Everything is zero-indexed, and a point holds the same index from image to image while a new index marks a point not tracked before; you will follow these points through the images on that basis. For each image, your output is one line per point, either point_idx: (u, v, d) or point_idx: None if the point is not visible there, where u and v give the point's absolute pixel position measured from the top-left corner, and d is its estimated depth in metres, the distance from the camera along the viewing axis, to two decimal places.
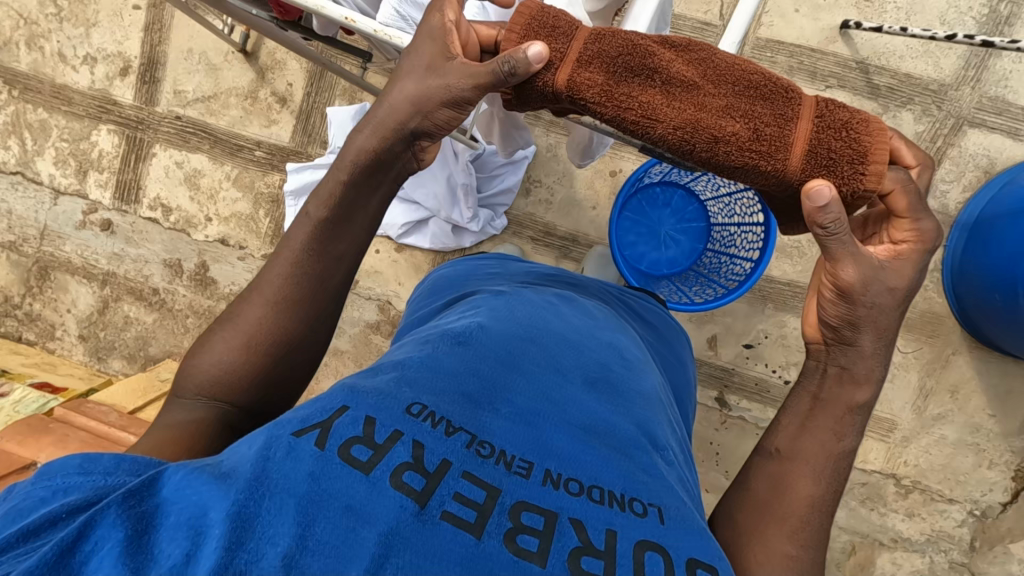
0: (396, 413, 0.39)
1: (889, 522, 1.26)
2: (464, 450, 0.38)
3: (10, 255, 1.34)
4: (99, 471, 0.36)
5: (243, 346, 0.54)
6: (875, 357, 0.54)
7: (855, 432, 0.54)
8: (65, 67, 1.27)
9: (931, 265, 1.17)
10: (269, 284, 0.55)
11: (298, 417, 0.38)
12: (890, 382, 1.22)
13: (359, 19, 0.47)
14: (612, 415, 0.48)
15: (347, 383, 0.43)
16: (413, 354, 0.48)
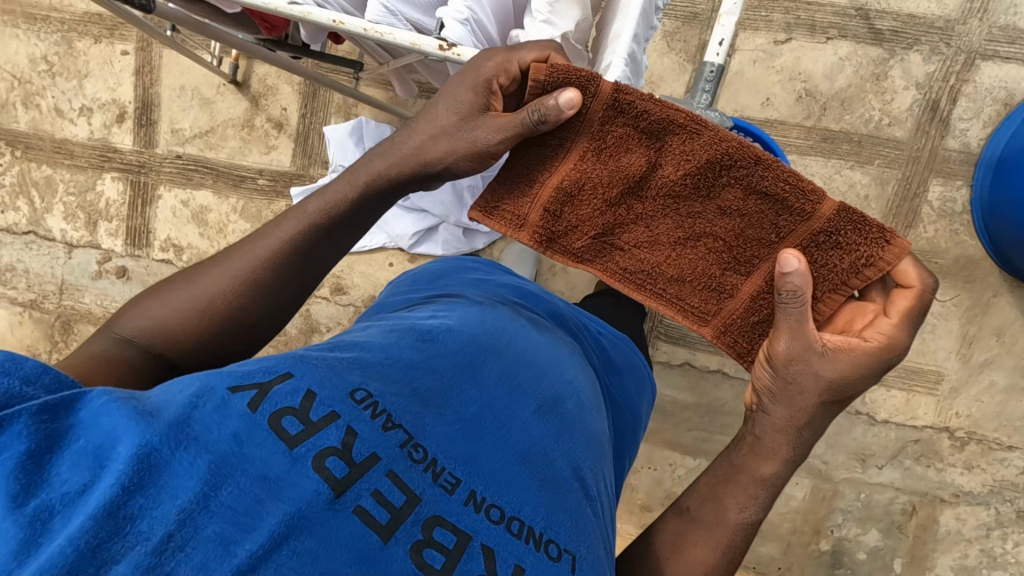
0: (339, 395, 0.41)
1: (948, 477, 1.21)
2: (396, 450, 0.40)
3: (32, 313, 1.35)
4: (19, 374, 0.34)
5: (198, 308, 0.56)
6: (788, 436, 0.60)
7: (757, 506, 0.61)
8: (63, 121, 1.28)
9: (959, 208, 1.13)
10: (241, 260, 0.57)
11: (240, 373, 0.40)
12: (931, 333, 1.18)
13: (348, 19, 0.44)
14: (553, 446, 0.49)
15: (301, 352, 0.44)
16: (375, 340, 0.50)
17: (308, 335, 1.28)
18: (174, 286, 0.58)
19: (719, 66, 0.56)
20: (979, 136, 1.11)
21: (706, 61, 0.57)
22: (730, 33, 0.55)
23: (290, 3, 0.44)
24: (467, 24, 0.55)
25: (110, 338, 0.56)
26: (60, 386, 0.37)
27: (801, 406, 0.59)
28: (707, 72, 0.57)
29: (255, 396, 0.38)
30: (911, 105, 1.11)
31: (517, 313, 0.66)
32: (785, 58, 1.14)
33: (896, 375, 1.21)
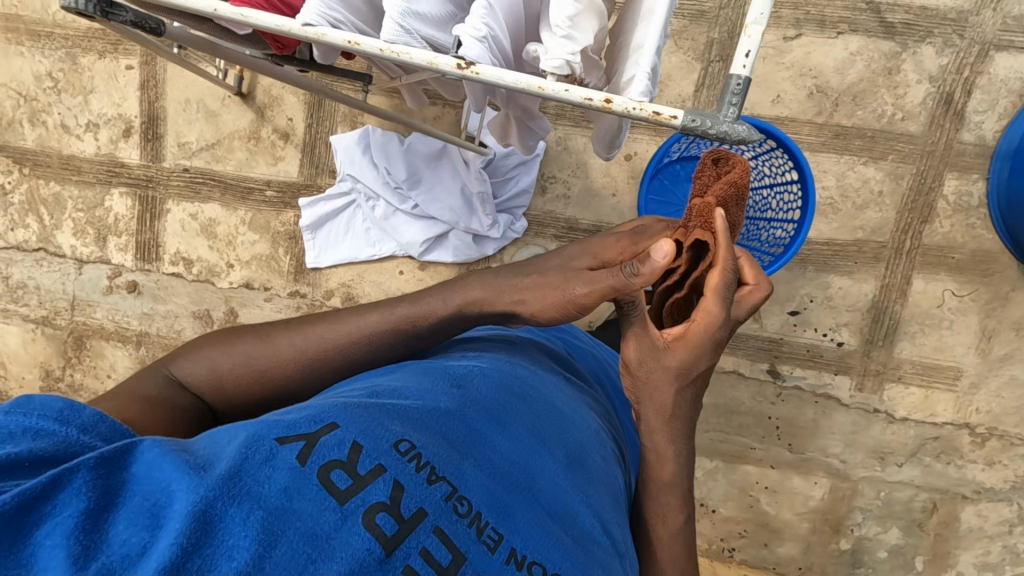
0: (384, 447, 0.42)
1: (969, 474, 1.20)
2: (441, 503, 0.42)
3: (44, 330, 1.36)
4: (76, 423, 0.39)
5: (258, 369, 0.61)
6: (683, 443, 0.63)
7: (679, 514, 0.63)
8: (70, 137, 1.28)
9: (975, 202, 1.12)
10: (312, 337, 0.62)
11: (286, 424, 0.42)
12: (949, 329, 1.16)
13: (363, 40, 0.43)
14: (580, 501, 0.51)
15: (342, 403, 0.46)
16: (412, 386, 0.51)
17: None
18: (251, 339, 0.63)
19: (746, 78, 0.44)
20: (995, 129, 1.09)
21: (731, 72, 0.45)
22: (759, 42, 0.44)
23: (303, 24, 0.43)
24: (485, 42, 0.44)
25: (165, 375, 0.61)
26: (114, 432, 0.41)
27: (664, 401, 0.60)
28: (732, 86, 0.44)
29: (304, 447, 0.40)
30: (925, 98, 1.10)
31: (536, 353, 0.67)
32: (795, 54, 1.12)
33: (914, 371, 1.19)
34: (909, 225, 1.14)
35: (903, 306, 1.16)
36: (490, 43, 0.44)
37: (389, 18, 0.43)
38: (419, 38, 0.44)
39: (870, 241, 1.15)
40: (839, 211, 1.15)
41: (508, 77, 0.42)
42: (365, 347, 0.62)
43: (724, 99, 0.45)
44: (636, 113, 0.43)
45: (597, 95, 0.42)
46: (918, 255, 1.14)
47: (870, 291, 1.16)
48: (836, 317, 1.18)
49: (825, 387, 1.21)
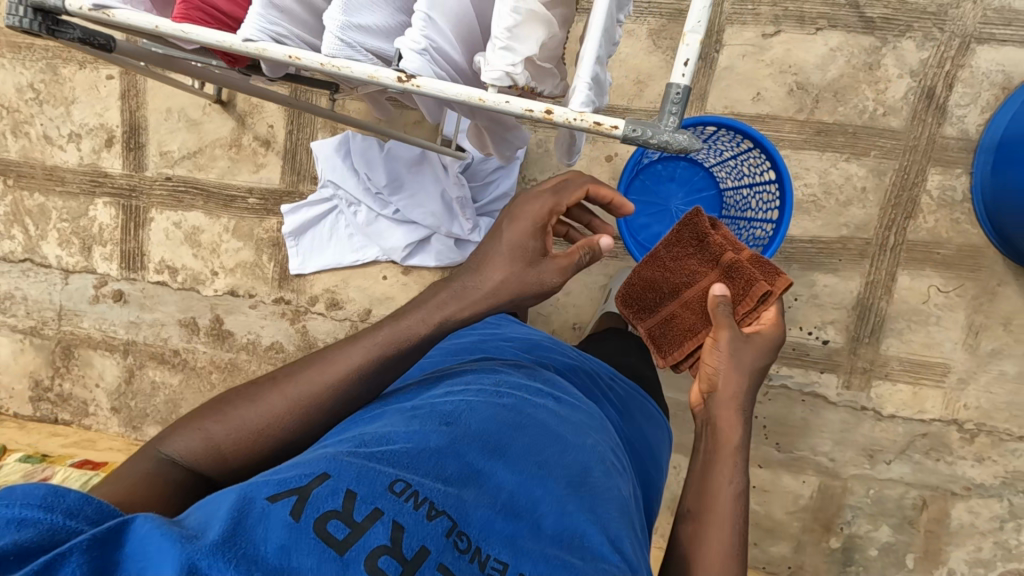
0: (378, 491, 0.44)
1: (959, 470, 1.19)
2: (441, 539, 0.43)
3: (33, 340, 1.36)
4: (61, 509, 0.39)
5: (254, 429, 0.59)
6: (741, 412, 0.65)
7: (740, 474, 0.62)
8: (53, 148, 1.28)
9: (960, 196, 1.11)
10: (305, 386, 0.61)
11: (278, 480, 0.43)
12: (936, 324, 1.15)
13: (304, 54, 0.43)
14: (587, 521, 0.51)
15: (331, 454, 0.47)
16: (402, 429, 0.52)
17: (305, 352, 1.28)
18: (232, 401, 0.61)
19: (686, 88, 0.44)
20: (978, 122, 1.08)
21: (670, 82, 0.45)
22: (697, 50, 0.44)
23: (243, 40, 0.44)
24: (426, 54, 0.44)
25: (152, 457, 0.58)
26: (102, 514, 0.40)
27: (736, 376, 0.67)
28: (673, 95, 0.45)
29: (296, 502, 0.41)
30: (906, 93, 1.09)
31: (530, 376, 0.67)
32: (775, 51, 1.11)
33: (902, 369, 1.17)
34: (893, 221, 1.13)
35: (889, 302, 1.15)
36: (432, 54, 0.44)
37: (328, 32, 0.43)
38: (362, 51, 0.44)
39: (854, 238, 1.14)
40: (822, 208, 1.14)
41: (450, 91, 0.42)
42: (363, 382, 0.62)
43: (665, 108, 0.45)
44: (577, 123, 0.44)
45: (538, 106, 0.43)
46: (903, 250, 1.13)
47: (855, 288, 1.15)
48: (823, 315, 1.17)
49: (812, 385, 1.20)
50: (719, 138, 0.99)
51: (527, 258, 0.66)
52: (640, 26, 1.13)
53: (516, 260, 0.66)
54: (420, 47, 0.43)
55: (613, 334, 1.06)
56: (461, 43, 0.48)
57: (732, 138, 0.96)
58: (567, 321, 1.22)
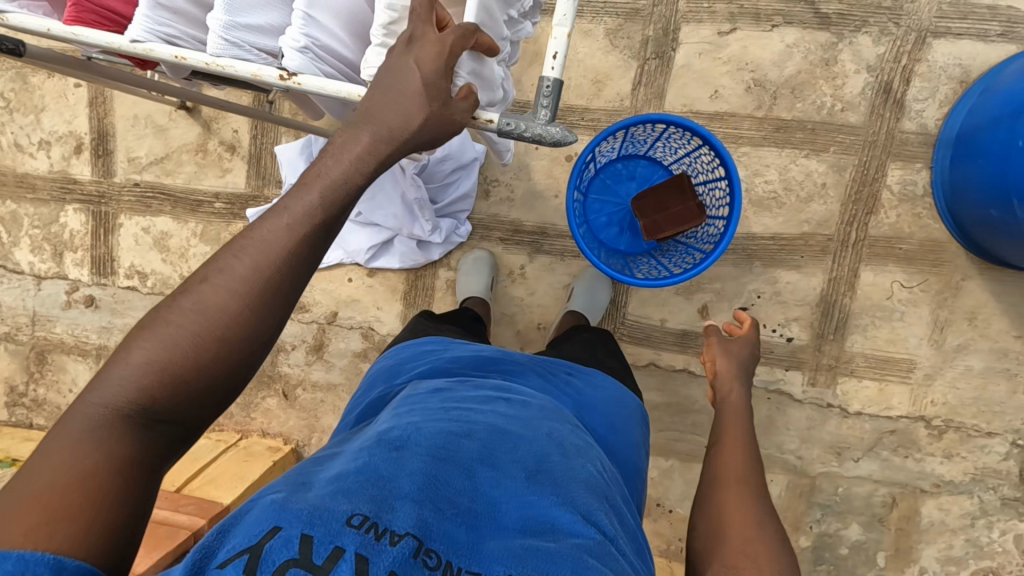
0: (336, 526, 0.39)
1: (928, 467, 1.18)
2: (409, 560, 0.38)
3: (8, 346, 1.38)
4: None
5: (210, 333, 0.44)
6: (736, 378, 0.82)
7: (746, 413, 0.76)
8: (24, 156, 1.30)
9: (921, 190, 1.10)
10: (253, 258, 0.46)
11: (226, 547, 0.38)
12: (900, 320, 1.15)
13: (190, 55, 0.52)
14: (559, 509, 0.48)
15: (278, 500, 0.42)
16: (349, 464, 0.48)
17: (275, 354, 1.30)
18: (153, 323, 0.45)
19: (556, 81, 0.53)
20: (936, 116, 1.08)
21: (543, 76, 0.53)
22: (564, 46, 0.53)
23: (132, 41, 0.52)
24: (307, 52, 0.52)
25: (81, 420, 0.42)
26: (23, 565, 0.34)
27: (734, 360, 0.85)
28: (544, 88, 0.53)
29: (249, 561, 0.36)
30: (864, 88, 1.09)
31: (479, 389, 0.65)
32: (731, 49, 1.11)
33: (867, 365, 1.17)
34: (854, 217, 1.12)
35: (852, 299, 1.15)
36: (313, 51, 0.53)
37: (214, 33, 0.51)
38: (250, 50, 0.53)
39: (816, 235, 1.14)
40: (782, 205, 1.14)
41: (327, 87, 0.52)
42: (322, 241, 0.48)
43: (539, 102, 0.54)
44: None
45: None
46: (865, 246, 1.13)
47: (818, 285, 1.15)
48: (786, 312, 1.17)
49: (777, 382, 1.19)
50: (671, 135, 0.98)
51: (443, 98, 0.50)
52: (597, 26, 1.14)
53: (429, 98, 0.50)
54: (304, 47, 0.52)
55: (575, 331, 1.03)
56: (350, 43, 0.56)
57: (682, 135, 0.96)
58: (531, 321, 1.21)
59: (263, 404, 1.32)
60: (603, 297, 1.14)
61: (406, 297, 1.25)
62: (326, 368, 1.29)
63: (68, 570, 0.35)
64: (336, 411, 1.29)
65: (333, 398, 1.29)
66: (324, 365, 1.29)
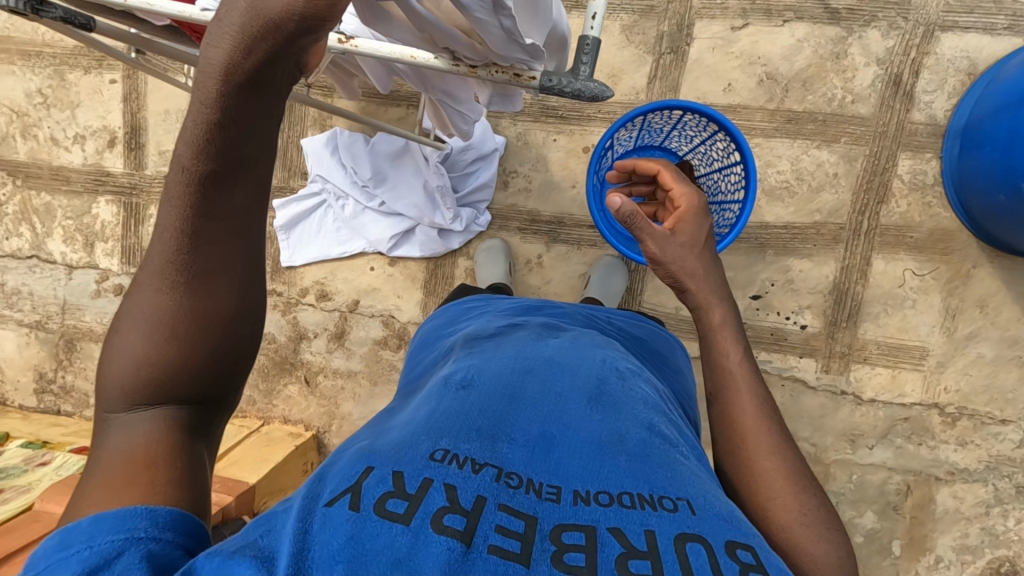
0: (422, 463, 0.44)
1: (941, 455, 1.19)
2: (494, 484, 0.43)
3: (38, 334, 1.42)
4: (81, 540, 0.38)
5: (157, 327, 0.45)
6: (711, 286, 0.68)
7: (736, 343, 0.66)
8: (59, 149, 1.34)
9: (931, 180, 1.13)
10: (162, 249, 0.44)
11: (328, 485, 0.43)
12: (912, 308, 1.16)
13: None
14: (621, 425, 0.52)
15: (370, 448, 0.48)
16: (424, 410, 0.54)
17: (297, 342, 1.33)
18: (120, 337, 0.46)
19: (595, 40, 0.58)
20: (945, 107, 1.11)
21: (584, 35, 0.57)
22: (601, 8, 0.58)
23: (202, 11, 0.55)
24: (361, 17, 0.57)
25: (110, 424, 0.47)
26: (118, 521, 0.39)
27: (697, 259, 0.68)
28: (585, 46, 0.58)
29: (352, 497, 0.40)
30: (874, 80, 1.12)
31: (528, 334, 0.69)
32: (742, 43, 1.14)
33: (880, 352, 1.18)
34: (866, 206, 1.15)
35: (864, 287, 1.17)
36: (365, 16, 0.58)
37: None
38: None
39: (828, 223, 1.16)
40: (795, 194, 1.17)
41: (382, 49, 0.58)
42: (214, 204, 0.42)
43: (580, 60, 0.58)
44: (501, 75, 0.59)
45: (463, 63, 0.59)
46: (876, 235, 1.15)
47: (830, 273, 1.17)
48: (799, 300, 1.19)
49: (791, 370, 1.21)
50: (687, 123, 1.02)
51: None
52: (613, 22, 1.17)
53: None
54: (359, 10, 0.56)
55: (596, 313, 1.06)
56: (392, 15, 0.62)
57: (698, 122, 0.99)
58: None
59: (285, 391, 1.35)
60: (618, 284, 1.17)
61: (426, 286, 1.28)
62: (346, 355, 1.32)
63: (162, 516, 0.41)
64: (355, 398, 1.32)
65: (353, 385, 1.32)
66: (344, 352, 1.32)
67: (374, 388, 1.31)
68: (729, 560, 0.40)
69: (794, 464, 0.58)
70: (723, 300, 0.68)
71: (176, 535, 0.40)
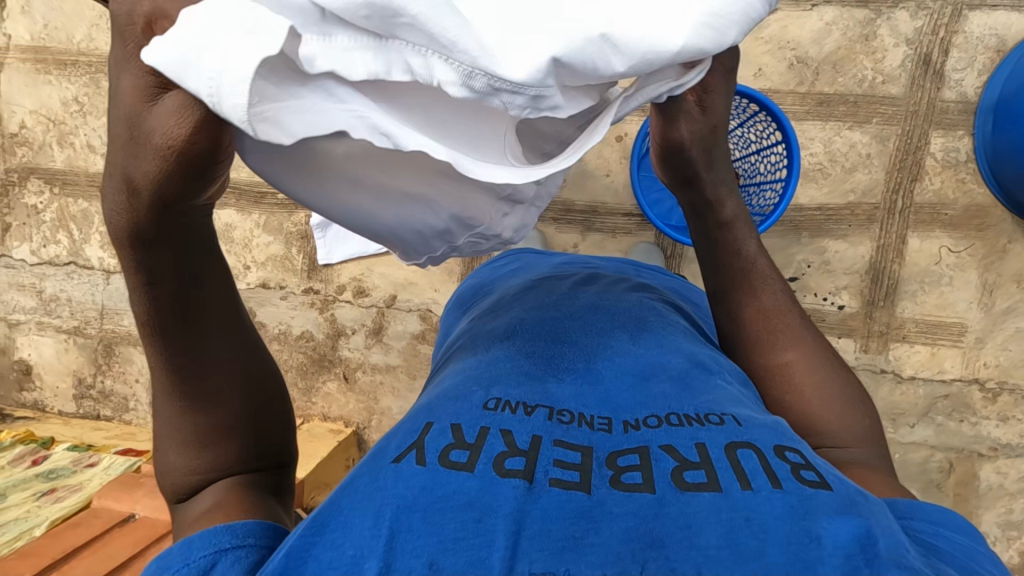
0: (478, 413, 0.46)
1: (983, 431, 1.20)
2: (548, 423, 0.45)
3: (76, 340, 1.43)
4: (175, 562, 0.41)
5: (183, 428, 0.51)
6: (722, 178, 0.64)
7: (747, 230, 0.66)
8: (95, 156, 1.36)
9: (963, 156, 1.14)
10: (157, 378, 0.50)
11: (395, 444, 0.45)
12: (949, 285, 1.17)
13: None
14: (662, 355, 0.54)
15: (429, 403, 0.50)
16: (473, 359, 0.56)
17: (335, 338, 1.34)
18: (161, 459, 0.52)
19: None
20: (975, 85, 1.12)
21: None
22: None
23: None
24: None
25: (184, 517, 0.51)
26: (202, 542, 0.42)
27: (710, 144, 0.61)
28: None
29: (417, 452, 0.42)
30: (903, 61, 1.13)
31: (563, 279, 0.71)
32: (772, 29, 1.16)
33: (918, 330, 1.19)
34: (899, 185, 1.16)
35: (901, 265, 1.18)
36: None
37: None
38: None
39: (862, 204, 1.17)
40: (829, 176, 1.18)
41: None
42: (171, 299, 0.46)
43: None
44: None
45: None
46: (911, 213, 1.16)
47: (867, 253, 1.18)
48: (835, 281, 1.20)
49: None
50: None
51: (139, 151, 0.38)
52: None
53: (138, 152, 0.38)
54: None
55: None
56: None
57: (738, 103, 1.01)
58: None
59: (324, 388, 1.36)
60: None
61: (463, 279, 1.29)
62: (384, 351, 1.33)
63: (240, 527, 0.43)
64: (394, 393, 1.33)
65: (392, 380, 1.33)
66: (382, 348, 1.33)
67: (413, 382, 1.32)
68: (778, 460, 0.41)
69: (812, 353, 0.62)
70: (733, 191, 0.65)
71: (261, 538, 0.43)
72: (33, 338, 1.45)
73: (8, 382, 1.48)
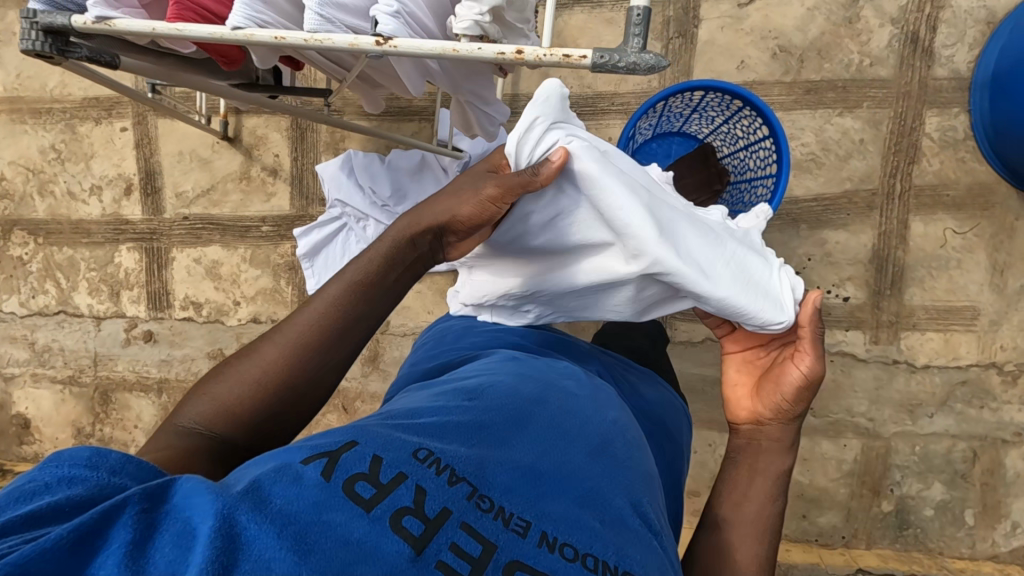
0: (404, 455, 0.39)
1: (1006, 416, 1.15)
2: (465, 501, 0.38)
3: (72, 389, 1.42)
4: (107, 468, 0.37)
5: (254, 378, 0.55)
6: (784, 446, 0.65)
7: (782, 493, 0.63)
8: (77, 202, 1.35)
9: (961, 135, 1.10)
10: (294, 327, 0.57)
11: (311, 446, 0.39)
12: (957, 268, 1.13)
13: (288, 35, 0.50)
14: (619, 488, 0.47)
15: (359, 425, 0.42)
16: (425, 404, 0.49)
17: None
18: (221, 373, 0.56)
19: (644, 9, 0.52)
20: (967, 60, 1.08)
21: (631, 6, 0.52)
22: None
23: (233, 29, 0.50)
24: (398, 16, 0.52)
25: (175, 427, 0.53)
26: (145, 473, 0.38)
27: None
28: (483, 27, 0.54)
29: (326, 464, 0.37)
30: (890, 41, 1.09)
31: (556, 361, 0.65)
32: (753, 20, 1.13)
33: (930, 317, 1.15)
34: (896, 168, 1.12)
35: (905, 252, 1.14)
36: (404, 16, 0.53)
37: (309, 10, 0.51)
38: (340, 25, 0.53)
39: (859, 191, 1.14)
40: (823, 165, 1.14)
41: (424, 45, 0.50)
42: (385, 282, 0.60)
43: (629, 31, 0.52)
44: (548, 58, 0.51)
45: (508, 48, 0.50)
46: (912, 196, 1.12)
47: (869, 241, 1.14)
48: (839, 272, 1.16)
49: (839, 344, 1.18)
50: (708, 104, 1.00)
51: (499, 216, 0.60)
52: (617, 13, 1.16)
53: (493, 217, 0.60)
54: (394, 17, 0.52)
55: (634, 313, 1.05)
56: (429, 17, 0.58)
57: (722, 100, 0.97)
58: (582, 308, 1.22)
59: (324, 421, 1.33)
60: None
61: None
62: (383, 378, 1.30)
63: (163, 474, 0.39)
64: None
65: None
66: (381, 375, 1.30)
67: None
68: None
69: None
70: (786, 451, 0.64)
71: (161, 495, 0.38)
72: (29, 391, 1.43)
73: (6, 437, 1.46)
